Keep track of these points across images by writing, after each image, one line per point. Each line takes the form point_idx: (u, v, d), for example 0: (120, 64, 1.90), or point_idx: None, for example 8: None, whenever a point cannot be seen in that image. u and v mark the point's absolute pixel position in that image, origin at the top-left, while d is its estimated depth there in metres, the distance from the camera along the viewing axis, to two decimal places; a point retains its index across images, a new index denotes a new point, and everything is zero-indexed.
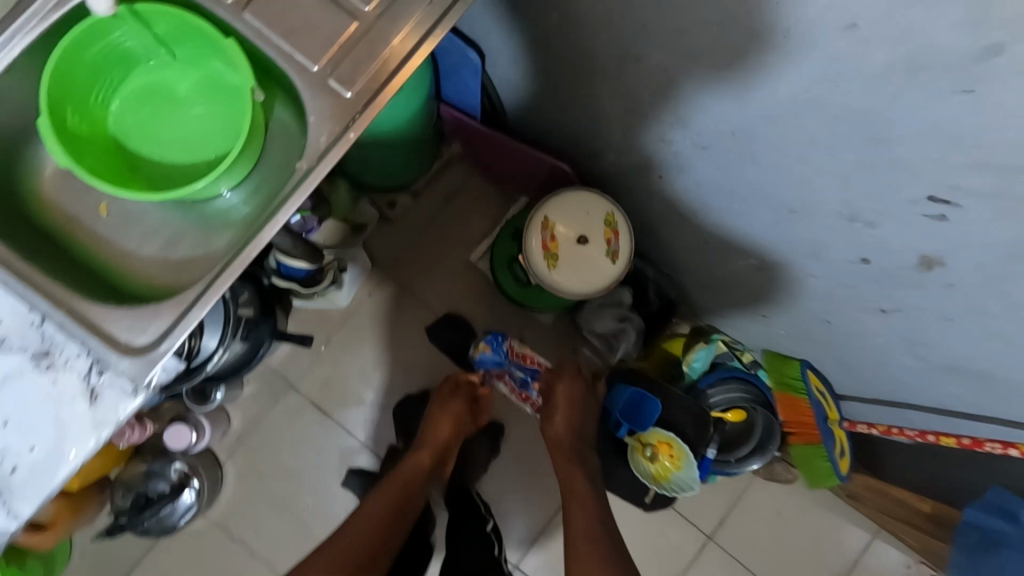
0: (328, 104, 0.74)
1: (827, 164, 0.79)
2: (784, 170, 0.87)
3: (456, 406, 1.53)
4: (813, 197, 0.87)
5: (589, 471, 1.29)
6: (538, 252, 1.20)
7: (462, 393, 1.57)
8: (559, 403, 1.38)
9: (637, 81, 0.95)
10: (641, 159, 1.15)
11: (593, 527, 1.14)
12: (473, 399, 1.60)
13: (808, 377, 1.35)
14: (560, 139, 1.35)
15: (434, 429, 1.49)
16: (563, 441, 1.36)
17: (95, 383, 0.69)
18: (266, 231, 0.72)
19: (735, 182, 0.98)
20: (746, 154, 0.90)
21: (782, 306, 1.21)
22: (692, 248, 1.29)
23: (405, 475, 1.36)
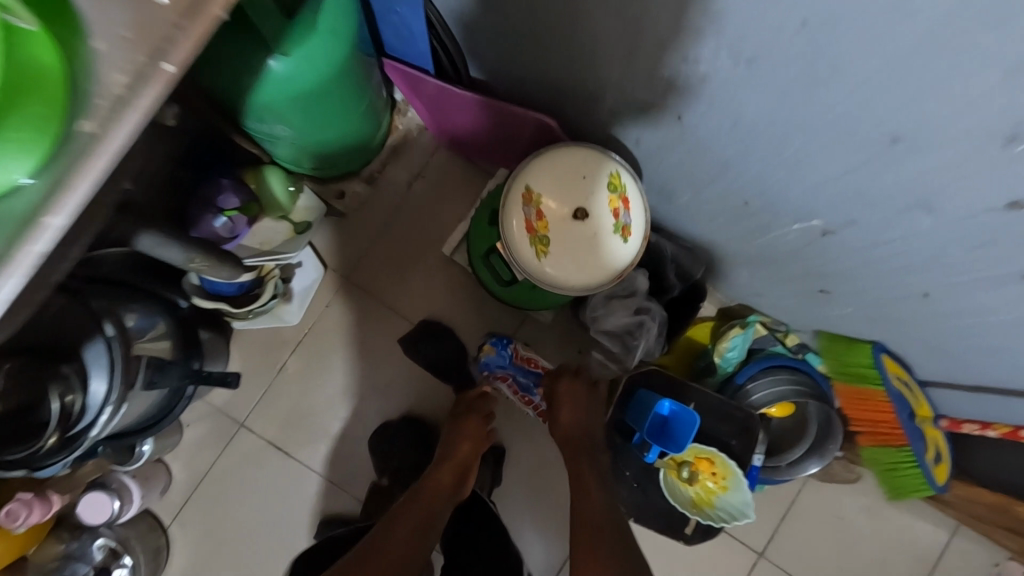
0: (127, 21, 0.44)
1: (973, 49, 0.49)
2: (885, 74, 0.56)
3: (477, 420, 1.24)
4: (937, 110, 0.56)
5: (598, 471, 1.03)
6: (522, 237, 0.90)
7: (474, 402, 1.29)
8: (562, 401, 1.11)
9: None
10: (646, 99, 0.84)
11: (607, 544, 0.88)
12: (488, 417, 1.27)
13: (884, 363, 1.05)
14: (538, 87, 1.03)
15: (455, 443, 1.20)
16: (580, 442, 1.08)
17: None
18: (33, 245, 0.42)
19: (791, 112, 0.68)
20: (809, 63, 0.60)
21: (853, 278, 0.91)
22: (723, 211, 0.98)
23: (426, 493, 1.07)
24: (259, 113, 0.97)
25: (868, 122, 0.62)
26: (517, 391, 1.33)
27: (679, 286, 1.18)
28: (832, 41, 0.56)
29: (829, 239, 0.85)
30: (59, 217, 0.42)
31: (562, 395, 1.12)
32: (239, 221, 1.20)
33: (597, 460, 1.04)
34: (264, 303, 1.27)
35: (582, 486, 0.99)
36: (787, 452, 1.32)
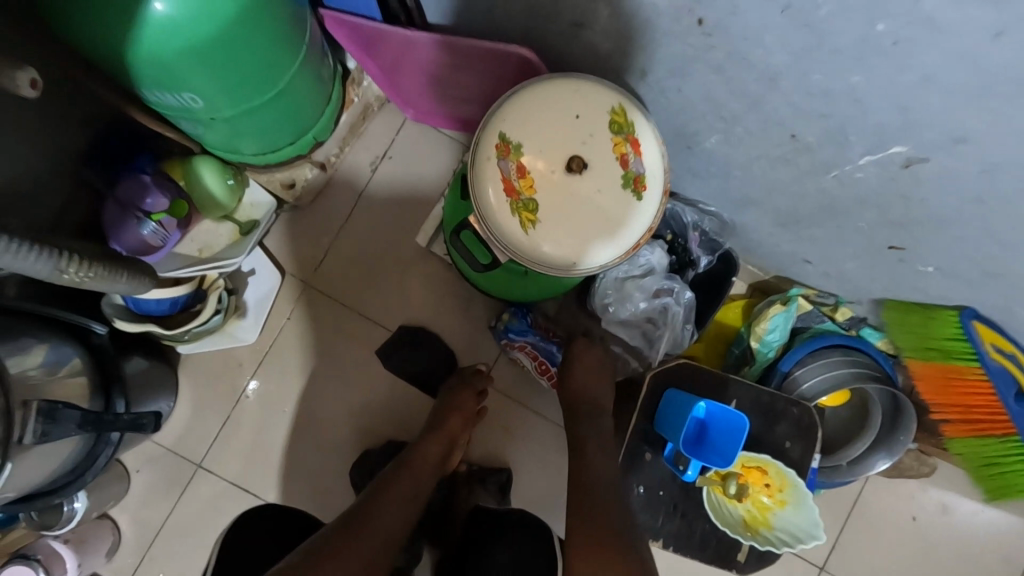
0: None
1: None
2: None
3: (475, 402, 1.09)
4: None
5: (605, 431, 0.88)
6: (501, 201, 0.67)
7: (468, 380, 1.12)
8: (575, 360, 0.96)
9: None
10: (652, 3, 0.63)
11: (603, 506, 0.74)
12: (478, 391, 1.11)
13: (977, 332, 0.84)
14: (514, 22, 0.82)
15: (445, 414, 1.05)
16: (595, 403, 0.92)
17: None
18: None
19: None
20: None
21: (943, 223, 0.70)
22: (760, 156, 0.77)
23: (411, 461, 0.92)
24: (159, 79, 0.76)
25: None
26: (538, 363, 1.04)
27: (707, 256, 0.97)
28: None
29: (915, 171, 0.64)
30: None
31: (574, 350, 0.98)
32: (169, 227, 1.00)
33: (599, 419, 0.89)
34: (210, 320, 1.07)
35: (588, 447, 0.84)
36: (847, 448, 1.10)
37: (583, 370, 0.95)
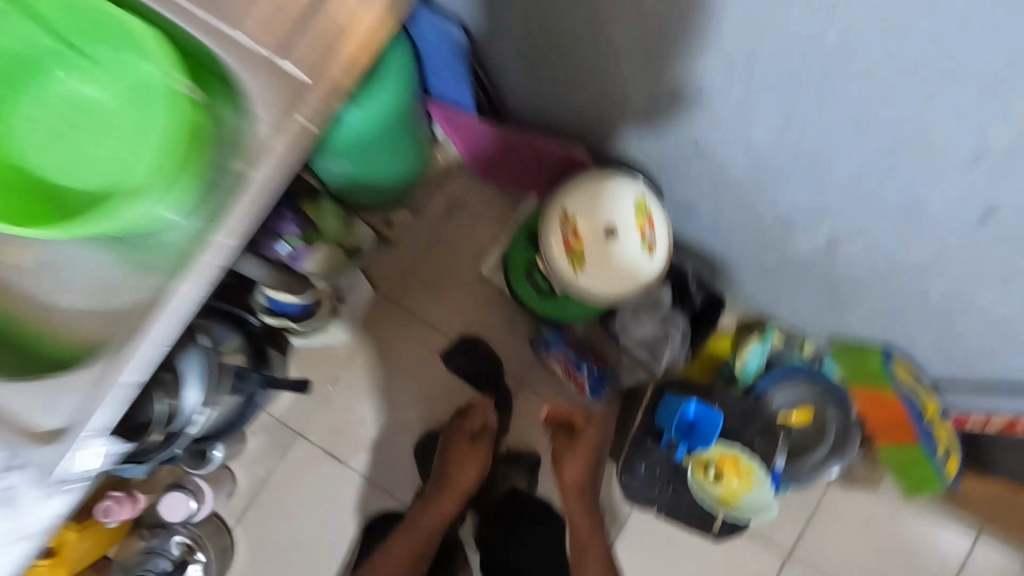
0: (276, 90, 0.57)
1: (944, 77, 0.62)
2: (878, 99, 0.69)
3: (483, 450, 1.42)
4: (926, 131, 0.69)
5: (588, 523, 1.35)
6: (560, 255, 1.01)
7: (460, 437, 1.43)
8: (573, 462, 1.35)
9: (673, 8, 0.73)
10: (669, 128, 0.98)
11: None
12: (474, 440, 1.43)
13: (895, 369, 1.15)
14: (571, 122, 1.17)
15: (446, 476, 1.40)
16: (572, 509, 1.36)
17: (8, 482, 0.56)
18: (206, 260, 0.56)
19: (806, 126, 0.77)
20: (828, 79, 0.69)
21: (863, 281, 1.02)
22: (739, 226, 1.10)
23: (417, 545, 1.35)
24: (331, 149, 1.12)
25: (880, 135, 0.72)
26: (567, 369, 1.35)
27: (700, 293, 1.30)
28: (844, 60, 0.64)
29: (839, 245, 0.97)
30: (225, 236, 0.57)
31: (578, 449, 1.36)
32: (298, 248, 1.27)
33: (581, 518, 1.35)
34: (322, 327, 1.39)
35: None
36: (811, 453, 1.36)
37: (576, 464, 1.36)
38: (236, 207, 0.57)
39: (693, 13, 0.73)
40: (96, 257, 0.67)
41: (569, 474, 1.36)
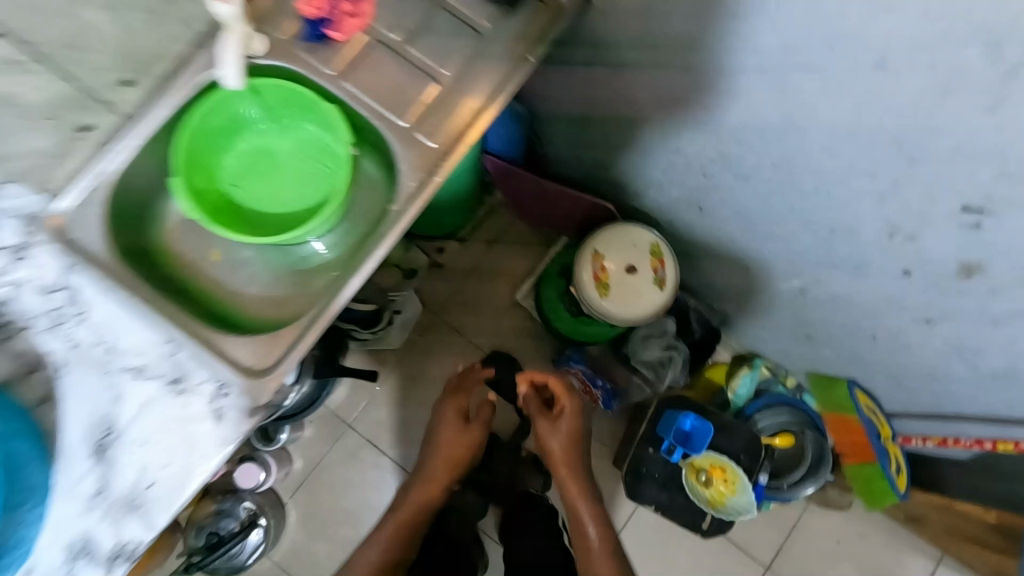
0: (414, 155, 0.85)
1: (863, 184, 0.87)
2: (824, 195, 0.94)
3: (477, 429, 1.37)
4: (854, 220, 0.94)
5: (584, 490, 1.20)
6: (590, 283, 1.23)
7: (455, 416, 1.37)
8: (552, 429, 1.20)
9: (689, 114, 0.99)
10: (676, 194, 1.24)
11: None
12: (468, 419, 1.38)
13: (857, 396, 1.38)
14: (599, 180, 1.44)
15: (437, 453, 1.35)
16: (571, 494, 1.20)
17: (219, 404, 0.77)
18: (370, 264, 0.82)
19: (779, 202, 1.03)
20: (795, 171, 0.94)
21: (827, 326, 1.26)
22: (729, 274, 1.35)
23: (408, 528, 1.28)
24: None
25: (832, 215, 0.96)
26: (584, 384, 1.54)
27: (700, 329, 1.54)
28: (804, 160, 0.91)
29: (807, 294, 1.20)
30: (382, 249, 0.83)
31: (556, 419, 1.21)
32: None
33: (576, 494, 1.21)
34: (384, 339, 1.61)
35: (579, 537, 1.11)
36: (789, 474, 1.54)
37: (557, 434, 1.21)
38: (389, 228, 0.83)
39: (695, 122, 1.00)
40: (249, 257, 0.92)
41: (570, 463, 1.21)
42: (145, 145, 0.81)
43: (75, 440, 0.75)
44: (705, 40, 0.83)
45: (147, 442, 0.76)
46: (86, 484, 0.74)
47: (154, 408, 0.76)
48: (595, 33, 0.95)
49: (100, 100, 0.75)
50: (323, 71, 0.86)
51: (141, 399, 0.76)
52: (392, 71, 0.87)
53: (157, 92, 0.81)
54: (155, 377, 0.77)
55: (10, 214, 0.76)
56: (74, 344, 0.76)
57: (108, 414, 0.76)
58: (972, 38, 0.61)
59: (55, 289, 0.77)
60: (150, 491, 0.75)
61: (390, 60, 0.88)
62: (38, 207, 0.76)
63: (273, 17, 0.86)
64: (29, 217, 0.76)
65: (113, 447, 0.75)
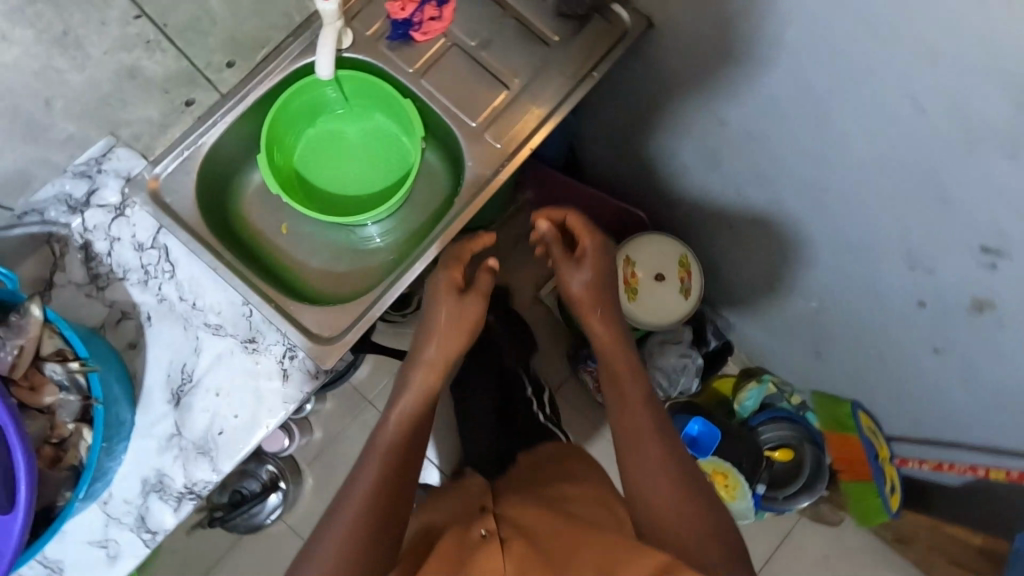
0: (482, 153, 0.93)
1: (892, 215, 0.93)
2: (853, 222, 1.00)
3: (478, 306, 0.90)
4: (878, 247, 1.00)
5: (617, 336, 0.89)
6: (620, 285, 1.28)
7: (446, 296, 0.89)
8: (573, 265, 0.90)
9: (732, 135, 1.06)
10: (710, 209, 1.31)
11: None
12: (460, 295, 0.90)
13: (860, 417, 1.44)
14: (633, 189, 1.50)
15: (424, 343, 0.89)
16: (614, 359, 0.86)
17: (287, 366, 0.84)
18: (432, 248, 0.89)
19: (809, 222, 1.08)
20: (827, 195, 1.01)
21: (841, 346, 1.32)
22: (751, 288, 1.41)
23: (391, 460, 0.80)
24: None
25: (858, 240, 1.02)
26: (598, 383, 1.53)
27: (715, 340, 1.61)
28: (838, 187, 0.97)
29: (825, 314, 1.26)
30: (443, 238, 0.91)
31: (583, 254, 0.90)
32: None
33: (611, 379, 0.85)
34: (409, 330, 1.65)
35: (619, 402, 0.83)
36: (784, 487, 1.57)
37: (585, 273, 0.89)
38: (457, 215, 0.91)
39: (739, 142, 1.06)
40: (314, 231, 0.98)
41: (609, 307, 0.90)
42: (237, 121, 0.89)
43: (157, 385, 0.82)
44: (758, 68, 0.89)
45: (219, 393, 0.83)
46: (163, 426, 0.81)
47: (226, 362, 0.84)
48: (654, 50, 1.01)
49: (207, 79, 0.83)
50: (404, 69, 0.93)
51: (215, 354, 0.84)
52: (466, 73, 0.94)
53: (254, 73, 0.89)
54: (231, 336, 0.84)
55: (116, 172, 0.82)
56: (161, 299, 0.83)
57: (185, 365, 0.83)
58: (993, 106, 0.68)
59: (148, 247, 0.84)
60: (218, 439, 0.81)
61: (464, 63, 0.94)
62: (141, 168, 0.83)
63: (361, 13, 0.93)
64: (131, 176, 0.82)
65: (189, 395, 0.82)
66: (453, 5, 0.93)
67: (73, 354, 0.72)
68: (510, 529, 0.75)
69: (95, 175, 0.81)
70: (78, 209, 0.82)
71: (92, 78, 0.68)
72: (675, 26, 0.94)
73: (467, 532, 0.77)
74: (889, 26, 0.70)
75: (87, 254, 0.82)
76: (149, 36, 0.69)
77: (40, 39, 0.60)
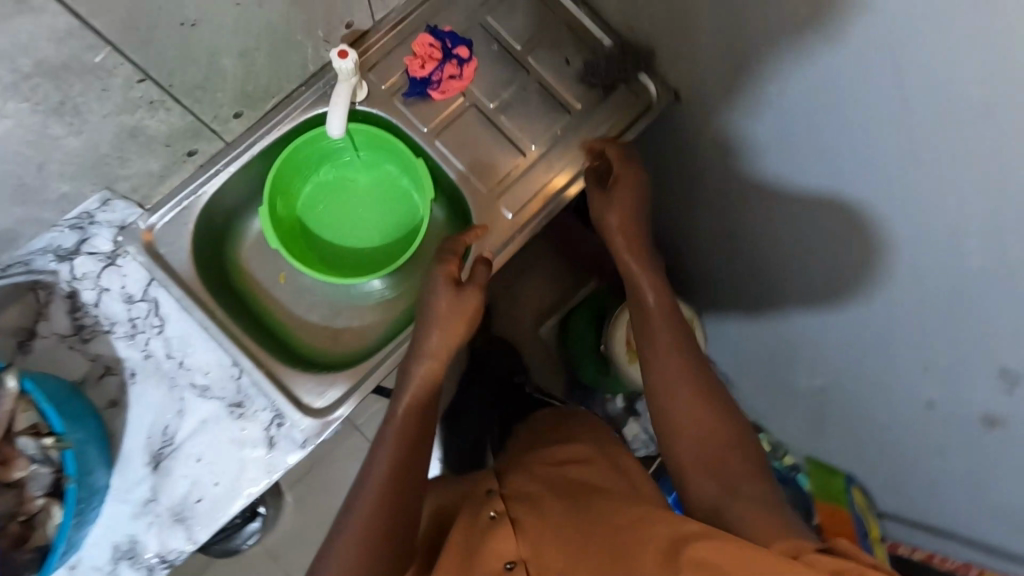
0: (493, 222, 0.89)
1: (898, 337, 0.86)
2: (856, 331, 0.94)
3: (477, 300, 0.84)
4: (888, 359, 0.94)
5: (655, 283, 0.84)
6: (621, 346, 1.23)
7: (443, 288, 0.82)
8: (610, 204, 0.85)
9: (746, 231, 1.01)
10: (718, 279, 1.27)
11: (814, 561, 0.49)
12: (460, 287, 0.83)
13: (854, 493, 1.43)
14: None
15: (423, 333, 0.82)
16: (652, 307, 0.83)
17: (274, 433, 0.81)
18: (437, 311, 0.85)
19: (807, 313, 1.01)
20: (834, 308, 0.95)
21: (842, 429, 1.28)
22: (753, 361, 1.37)
23: (411, 434, 0.78)
24: None
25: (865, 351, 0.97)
26: None
27: None
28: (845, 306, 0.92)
29: (827, 399, 1.22)
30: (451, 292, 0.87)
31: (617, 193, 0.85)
32: None
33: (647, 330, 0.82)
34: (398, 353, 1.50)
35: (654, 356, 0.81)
36: None
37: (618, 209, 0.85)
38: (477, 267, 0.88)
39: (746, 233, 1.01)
40: (310, 284, 0.94)
41: (634, 253, 0.85)
42: (241, 170, 0.85)
43: (136, 447, 0.79)
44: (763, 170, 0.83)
45: (201, 459, 0.80)
46: (140, 491, 0.78)
47: (210, 427, 0.80)
48: (675, 124, 0.97)
49: (212, 130, 0.79)
50: (419, 128, 0.89)
51: (200, 418, 0.80)
52: (482, 136, 0.90)
53: (264, 121, 0.85)
54: (217, 399, 0.81)
55: (110, 223, 0.78)
56: (147, 355, 0.80)
57: (168, 427, 0.80)
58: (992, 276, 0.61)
59: (138, 300, 0.80)
60: (197, 507, 0.79)
61: (482, 125, 0.90)
62: (136, 218, 0.79)
63: (377, 65, 0.89)
64: (125, 225, 0.79)
65: (169, 459, 0.79)
66: (474, 64, 0.89)
67: (48, 427, 0.72)
68: (522, 508, 0.69)
69: (86, 227, 0.77)
70: (67, 258, 0.78)
71: (90, 139, 0.64)
72: (703, 117, 0.89)
73: (474, 515, 0.72)
74: (887, 210, 0.67)
75: (74, 303, 0.79)
76: (153, 97, 0.65)
77: (37, 109, 0.56)
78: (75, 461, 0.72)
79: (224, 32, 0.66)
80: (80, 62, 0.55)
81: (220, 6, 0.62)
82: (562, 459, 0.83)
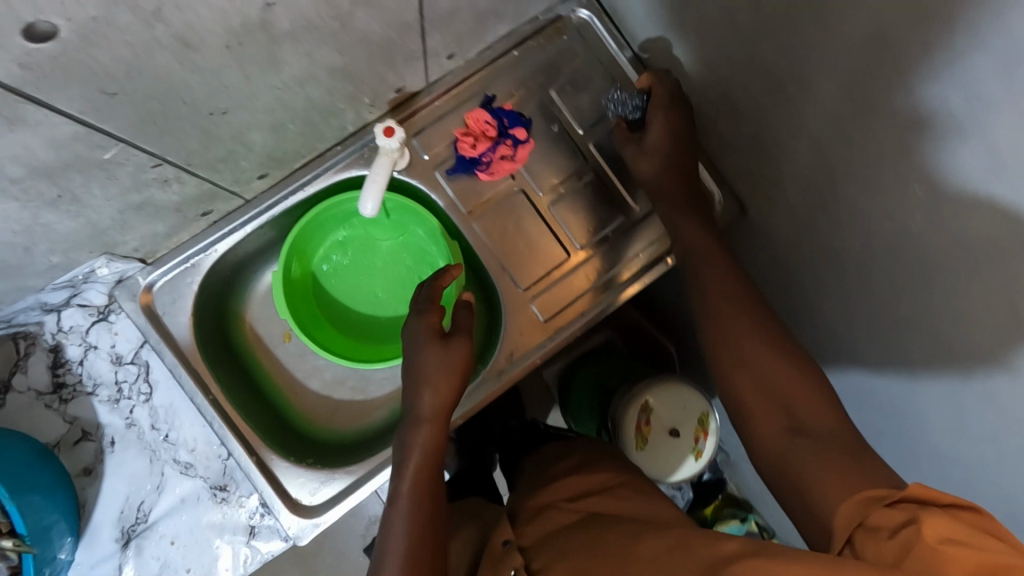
0: (522, 324, 0.80)
1: None
2: None
3: (468, 348, 0.69)
4: None
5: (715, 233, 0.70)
6: (627, 433, 1.06)
7: (427, 345, 0.68)
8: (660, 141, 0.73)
9: None
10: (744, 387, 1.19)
11: (888, 528, 0.43)
12: (445, 339, 0.68)
13: None
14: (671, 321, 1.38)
15: (412, 398, 0.67)
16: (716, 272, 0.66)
17: (256, 522, 0.76)
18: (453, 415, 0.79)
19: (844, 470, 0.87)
20: None
21: None
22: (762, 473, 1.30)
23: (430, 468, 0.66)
24: None
25: None
26: None
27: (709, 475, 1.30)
28: None
29: None
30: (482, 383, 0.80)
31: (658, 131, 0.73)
32: None
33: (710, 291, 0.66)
34: None
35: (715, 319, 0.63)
36: None
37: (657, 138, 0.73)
38: (510, 369, 0.80)
39: None
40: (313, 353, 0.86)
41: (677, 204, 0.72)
42: (259, 229, 0.77)
43: (106, 521, 0.73)
44: (831, 330, 0.74)
45: (173, 541, 0.74)
46: (105, 568, 0.73)
47: (189, 507, 0.75)
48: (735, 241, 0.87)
49: (232, 191, 0.70)
50: (459, 208, 0.81)
51: (179, 495, 0.75)
52: (527, 225, 0.81)
53: (291, 177, 0.76)
54: (200, 478, 0.75)
55: (105, 279, 0.71)
56: (130, 423, 0.74)
57: (143, 503, 0.74)
58: None
59: (128, 361, 0.74)
60: None
61: (527, 211, 0.82)
62: (136, 273, 0.72)
63: (425, 130, 0.80)
64: (122, 281, 0.72)
65: (141, 538, 0.74)
66: (531, 145, 0.81)
67: (9, 526, 0.64)
68: (546, 557, 0.58)
69: (79, 284, 0.70)
70: (54, 310, 0.71)
71: (90, 215, 0.56)
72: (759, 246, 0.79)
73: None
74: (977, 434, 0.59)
75: (56, 357, 0.73)
76: (168, 175, 0.57)
77: (27, 203, 0.48)
78: (35, 563, 0.65)
79: (259, 113, 0.57)
80: (85, 159, 0.46)
81: (257, 91, 0.53)
82: (589, 483, 0.71)
